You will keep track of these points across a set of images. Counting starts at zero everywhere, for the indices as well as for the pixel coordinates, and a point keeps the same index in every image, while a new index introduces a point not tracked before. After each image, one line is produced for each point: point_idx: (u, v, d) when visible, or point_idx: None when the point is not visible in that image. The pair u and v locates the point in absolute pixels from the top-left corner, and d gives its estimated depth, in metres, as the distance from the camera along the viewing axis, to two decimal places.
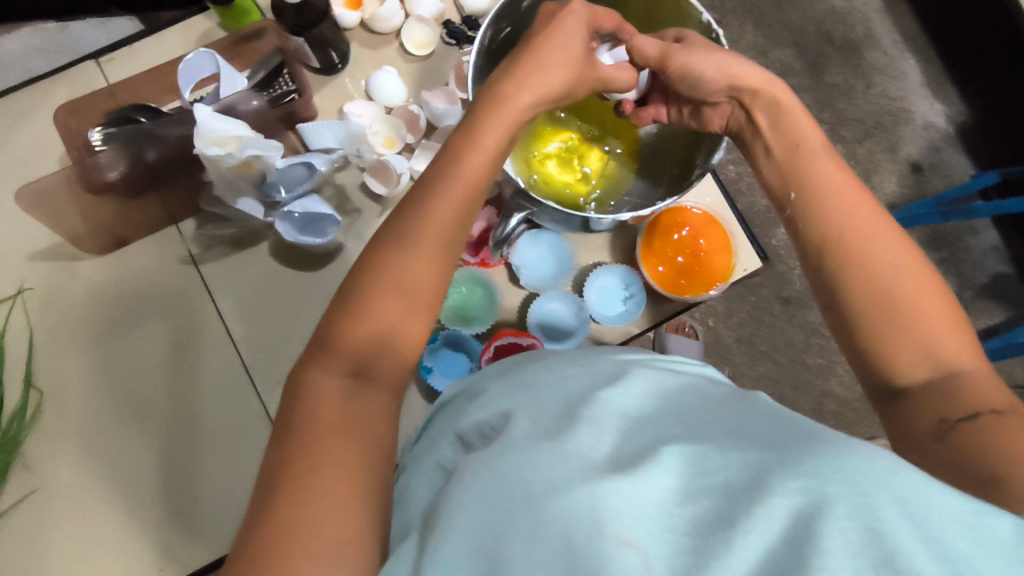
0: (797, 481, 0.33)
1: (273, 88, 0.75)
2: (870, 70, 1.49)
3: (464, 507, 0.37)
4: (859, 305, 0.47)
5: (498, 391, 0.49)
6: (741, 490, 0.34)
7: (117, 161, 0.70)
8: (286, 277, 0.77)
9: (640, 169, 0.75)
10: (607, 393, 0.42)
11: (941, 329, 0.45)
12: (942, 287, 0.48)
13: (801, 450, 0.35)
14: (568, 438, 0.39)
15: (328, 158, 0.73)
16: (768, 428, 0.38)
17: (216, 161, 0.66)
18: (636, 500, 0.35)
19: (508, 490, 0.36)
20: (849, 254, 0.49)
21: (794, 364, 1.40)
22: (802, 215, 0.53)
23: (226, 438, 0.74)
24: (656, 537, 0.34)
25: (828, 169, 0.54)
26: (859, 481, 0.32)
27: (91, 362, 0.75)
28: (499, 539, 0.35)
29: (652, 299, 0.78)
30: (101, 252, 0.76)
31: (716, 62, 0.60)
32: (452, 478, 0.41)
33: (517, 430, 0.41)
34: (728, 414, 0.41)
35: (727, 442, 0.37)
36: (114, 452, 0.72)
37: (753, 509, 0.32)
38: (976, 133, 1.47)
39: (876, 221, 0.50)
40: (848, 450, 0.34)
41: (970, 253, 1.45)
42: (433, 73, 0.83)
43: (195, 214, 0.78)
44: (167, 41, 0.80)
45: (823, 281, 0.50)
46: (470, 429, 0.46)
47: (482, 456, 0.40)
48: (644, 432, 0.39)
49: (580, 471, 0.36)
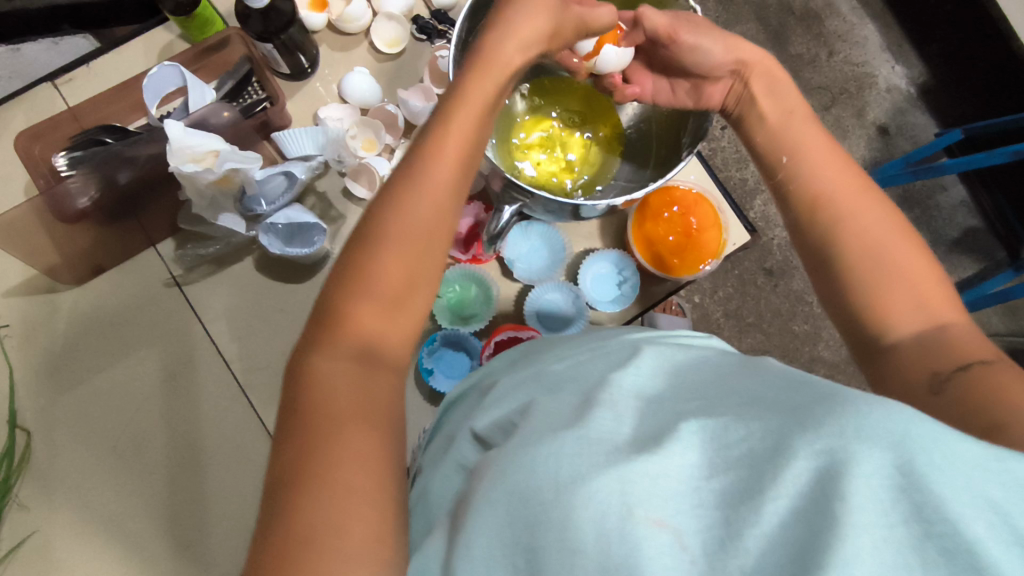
0: (819, 442, 0.31)
1: (244, 98, 0.74)
2: (832, 38, 1.51)
3: (493, 503, 0.36)
4: (847, 260, 0.50)
5: (512, 389, 0.48)
6: (765, 456, 0.32)
7: (88, 185, 0.66)
8: (275, 291, 0.76)
9: (625, 152, 0.75)
10: (618, 376, 0.41)
11: (925, 285, 0.47)
12: (922, 246, 0.50)
13: (824, 407, 0.33)
14: (587, 424, 0.37)
15: (308, 165, 0.71)
16: (786, 391, 0.36)
17: (194, 179, 0.63)
18: (659, 478, 0.33)
19: (533, 483, 0.35)
20: (836, 213, 0.52)
21: (782, 332, 1.41)
22: (794, 176, 0.55)
23: (231, 459, 0.72)
24: (687, 513, 0.32)
25: (812, 136, 0.58)
26: (881, 436, 0.30)
27: (80, 396, 0.72)
28: (533, 535, 0.34)
29: (646, 281, 0.78)
30: (79, 281, 0.73)
31: (718, 39, 0.64)
32: (475, 478, 0.40)
33: (538, 424, 0.40)
34: (744, 380, 0.39)
35: (747, 410, 0.35)
36: (114, 486, 0.70)
37: (779, 475, 0.31)
38: (938, 92, 1.50)
39: (856, 185, 0.53)
40: (869, 403, 0.32)
41: (941, 210, 1.49)
42: (408, 71, 0.81)
43: (173, 234, 0.76)
44: (127, 58, 0.77)
45: (813, 244, 0.52)
46: (487, 427, 0.46)
47: (504, 453, 0.39)
48: (661, 409, 0.38)
49: (602, 455, 0.35)
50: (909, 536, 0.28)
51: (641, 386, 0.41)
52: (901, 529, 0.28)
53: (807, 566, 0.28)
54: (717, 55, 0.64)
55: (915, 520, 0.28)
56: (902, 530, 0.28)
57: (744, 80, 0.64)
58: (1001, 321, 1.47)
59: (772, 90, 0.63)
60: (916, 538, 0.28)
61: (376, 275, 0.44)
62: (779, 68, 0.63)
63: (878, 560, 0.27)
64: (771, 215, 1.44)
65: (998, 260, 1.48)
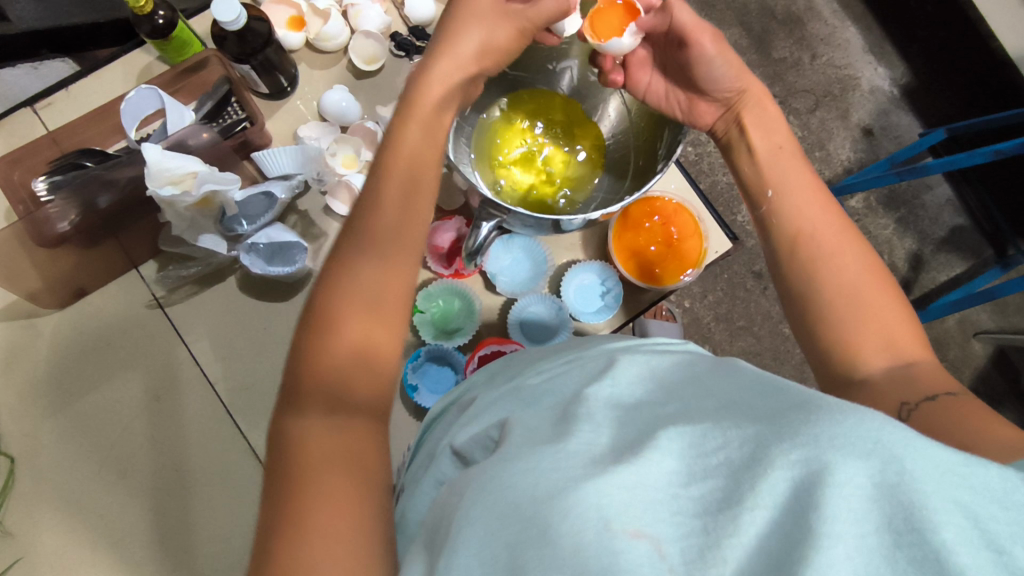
0: (797, 451, 0.31)
1: (223, 118, 0.72)
2: (814, 41, 1.52)
3: (472, 521, 0.35)
4: (824, 299, 0.49)
5: (491, 405, 0.48)
6: (742, 467, 0.32)
7: (68, 210, 0.66)
8: (258, 309, 0.76)
9: (606, 165, 0.75)
10: (596, 390, 0.41)
11: (895, 325, 0.47)
12: (895, 287, 0.50)
13: (797, 415, 0.33)
14: (567, 439, 0.37)
15: (287, 184, 0.72)
16: (762, 397, 0.37)
17: (172, 202, 0.64)
18: (636, 487, 0.33)
19: (511, 500, 0.35)
20: (814, 251, 0.52)
21: (773, 335, 1.42)
22: (777, 211, 0.55)
23: (217, 479, 0.72)
24: (666, 522, 0.32)
25: (798, 171, 0.57)
26: (855, 443, 0.30)
27: (64, 420, 0.72)
28: (512, 554, 0.33)
29: (629, 291, 0.78)
30: (61, 305, 0.73)
31: (727, 60, 0.61)
32: (452, 496, 0.40)
33: (516, 440, 0.39)
34: (720, 385, 0.40)
35: (723, 418, 0.36)
36: (100, 510, 0.70)
37: (756, 484, 0.30)
38: (921, 93, 1.51)
39: (836, 224, 0.53)
40: (844, 412, 0.32)
41: (928, 209, 1.49)
42: (387, 87, 0.82)
43: (156, 256, 0.76)
44: (107, 82, 0.78)
45: (790, 281, 0.52)
46: (466, 444, 0.45)
47: (483, 470, 0.38)
48: (639, 421, 0.38)
49: (579, 469, 0.35)
50: (882, 544, 0.28)
51: (618, 396, 0.41)
52: (873, 537, 0.28)
53: (784, 572, 0.28)
54: (726, 80, 0.61)
55: (888, 528, 0.28)
56: (874, 538, 0.28)
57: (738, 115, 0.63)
58: (990, 318, 1.48)
59: (762, 117, 0.61)
60: (888, 546, 0.28)
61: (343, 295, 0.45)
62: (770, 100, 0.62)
63: (854, 567, 0.27)
64: None
65: (985, 258, 1.49)
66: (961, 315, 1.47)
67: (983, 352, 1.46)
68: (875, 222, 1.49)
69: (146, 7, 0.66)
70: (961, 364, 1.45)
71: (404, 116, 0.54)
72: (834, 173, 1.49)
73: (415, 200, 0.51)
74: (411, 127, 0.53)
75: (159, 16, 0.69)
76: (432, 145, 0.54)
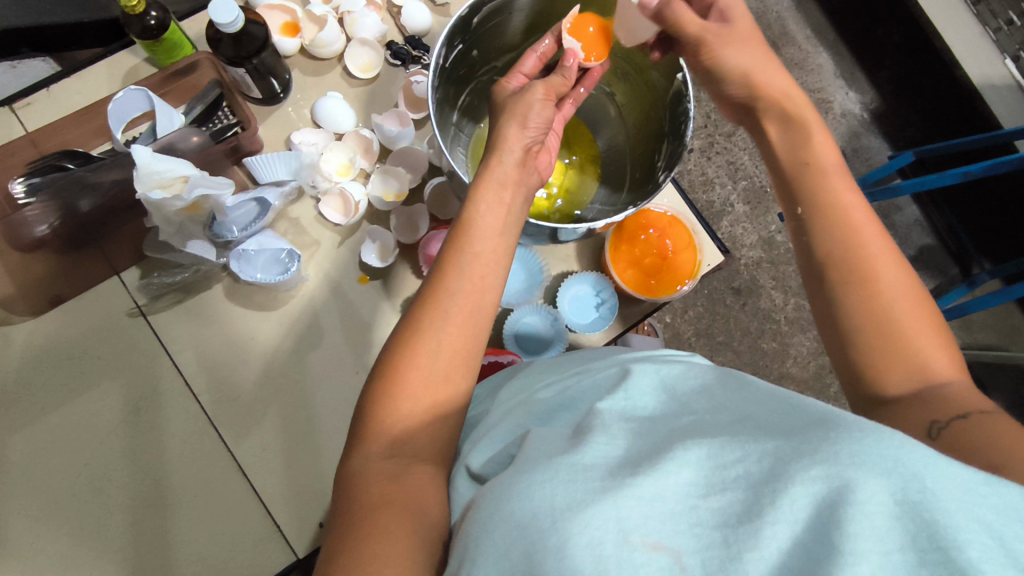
0: (818, 467, 0.30)
1: (213, 123, 0.72)
2: (789, 66, 1.57)
3: (490, 531, 0.33)
4: (858, 321, 0.48)
5: (502, 420, 0.47)
6: (762, 480, 0.32)
7: (47, 214, 0.64)
8: (247, 318, 0.74)
9: (602, 177, 0.77)
10: (608, 403, 0.41)
11: (935, 353, 0.46)
12: (935, 312, 0.48)
13: (814, 432, 0.33)
14: (582, 450, 0.36)
15: (281, 190, 0.72)
16: (777, 412, 0.37)
17: (161, 206, 0.62)
18: (654, 498, 0.32)
19: (529, 511, 0.33)
20: (853, 274, 0.49)
21: (752, 350, 1.43)
22: (811, 230, 0.52)
23: (200, 494, 0.69)
24: (684, 533, 0.31)
25: (840, 189, 0.52)
26: (877, 461, 0.30)
27: (36, 434, 0.68)
28: (530, 564, 0.31)
29: (623, 303, 0.78)
30: (37, 313, 0.70)
31: (747, 59, 0.59)
32: (470, 509, 0.38)
33: (528, 453, 0.38)
34: (734, 398, 0.40)
35: (738, 432, 0.35)
36: (73, 530, 0.66)
37: (777, 498, 0.30)
38: (890, 117, 1.57)
39: (880, 244, 0.50)
40: (863, 430, 0.32)
41: (897, 229, 1.55)
42: (382, 96, 0.81)
43: (139, 262, 0.73)
44: (91, 83, 0.75)
45: (822, 296, 0.50)
46: (478, 461, 0.44)
47: (497, 483, 0.37)
48: (655, 433, 0.37)
49: (596, 482, 0.33)
50: (907, 562, 0.27)
51: (630, 410, 0.40)
52: (898, 556, 0.27)
53: None
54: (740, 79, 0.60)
55: (912, 546, 0.28)
56: (899, 557, 0.27)
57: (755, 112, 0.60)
58: (956, 334, 1.52)
59: (788, 129, 0.57)
60: (913, 564, 0.27)
61: (407, 353, 0.46)
62: (792, 106, 0.57)
63: None
64: (738, 236, 1.47)
65: (952, 276, 1.54)
66: None
67: None
68: None
69: (139, 7, 0.64)
70: None
71: (475, 188, 0.53)
72: None
73: (483, 257, 0.50)
74: (488, 203, 0.52)
75: (150, 16, 0.68)
76: (502, 211, 0.53)
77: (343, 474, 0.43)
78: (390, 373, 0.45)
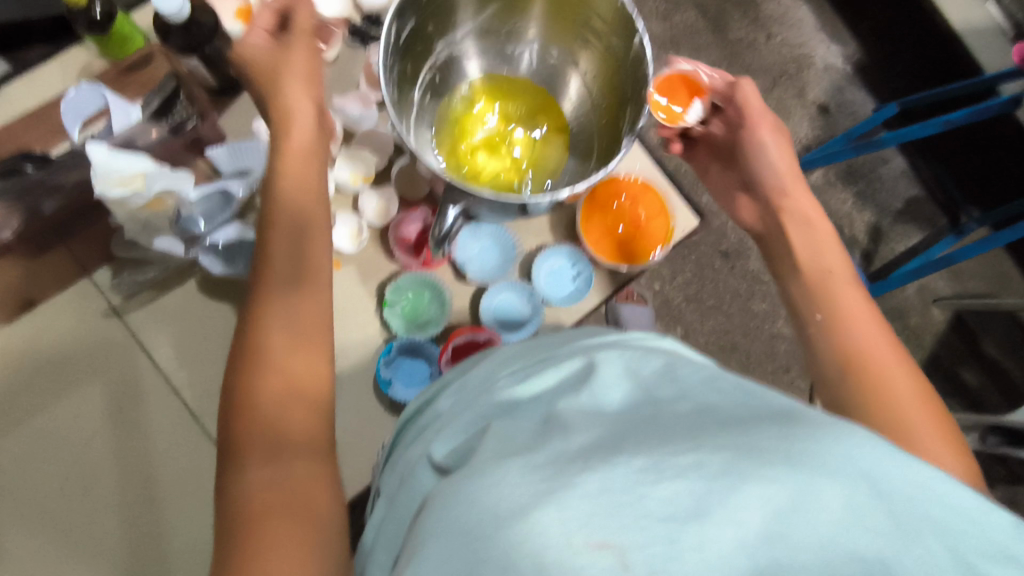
0: (774, 469, 0.30)
1: (173, 116, 0.71)
2: (769, 22, 1.54)
3: (438, 537, 0.32)
4: (865, 414, 0.48)
5: (464, 415, 0.46)
6: (715, 474, 0.31)
7: (9, 217, 0.63)
8: (222, 311, 0.73)
9: (570, 147, 0.75)
10: (570, 402, 0.40)
11: (949, 458, 0.44)
12: (958, 439, 0.47)
13: (770, 431, 0.33)
14: (538, 451, 0.35)
15: (246, 181, 0.70)
16: (741, 408, 0.36)
17: (122, 203, 0.62)
18: (600, 495, 0.30)
19: (475, 517, 0.32)
20: (864, 378, 0.50)
21: (742, 312, 1.44)
22: (823, 336, 0.54)
23: (186, 489, 0.70)
24: (630, 529, 0.29)
25: (856, 299, 0.55)
26: (833, 462, 0.30)
27: (20, 439, 0.68)
28: (472, 567, 0.30)
29: (601, 274, 0.78)
30: (11, 318, 0.70)
31: (777, 157, 0.69)
32: (425, 508, 0.37)
33: (490, 452, 0.37)
34: (699, 388, 0.39)
35: (698, 429, 0.35)
36: (66, 530, 0.67)
37: (728, 497, 0.29)
38: (872, 68, 1.55)
39: (888, 345, 0.51)
40: (823, 432, 0.32)
41: (884, 182, 1.53)
42: (343, 76, 0.79)
43: (109, 262, 0.73)
44: (45, 80, 0.74)
45: (829, 383, 0.52)
46: (443, 456, 0.43)
47: (452, 483, 0.36)
48: (614, 429, 0.37)
49: (542, 484, 0.32)
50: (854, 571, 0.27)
51: (592, 408, 0.39)
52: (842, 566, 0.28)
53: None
54: (775, 166, 0.69)
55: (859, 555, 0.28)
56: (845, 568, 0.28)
57: (777, 211, 0.66)
58: (946, 285, 1.52)
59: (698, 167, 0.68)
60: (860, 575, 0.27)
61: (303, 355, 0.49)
62: (813, 214, 0.64)
63: None
64: None
65: (940, 227, 1.53)
66: (919, 284, 1.51)
67: (941, 318, 1.51)
68: (835, 196, 1.52)
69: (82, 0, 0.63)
70: (920, 331, 1.50)
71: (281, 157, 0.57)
72: (793, 150, 1.52)
73: (309, 247, 0.53)
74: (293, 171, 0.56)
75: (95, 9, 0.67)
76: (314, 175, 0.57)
77: (247, 479, 0.41)
78: (286, 359, 0.48)
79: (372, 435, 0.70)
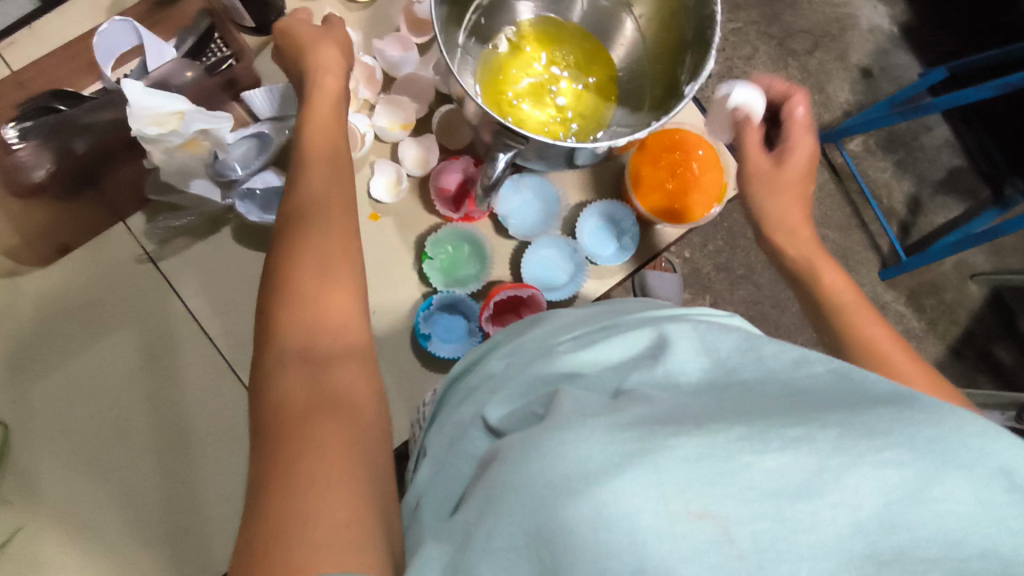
0: (890, 451, 0.29)
1: (208, 56, 0.69)
2: None
3: (517, 492, 0.31)
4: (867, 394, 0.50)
5: (520, 376, 0.45)
6: (828, 450, 0.29)
7: (42, 157, 0.66)
8: (255, 261, 0.71)
9: (619, 99, 0.71)
10: (646, 374, 0.39)
11: None
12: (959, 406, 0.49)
13: (880, 411, 0.31)
14: (621, 413, 0.34)
15: (281, 126, 0.68)
16: (834, 382, 0.35)
17: (160, 142, 0.61)
18: (699, 461, 0.29)
19: (558, 472, 0.30)
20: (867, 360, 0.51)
21: (773, 282, 1.40)
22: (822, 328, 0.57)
23: (220, 441, 0.69)
24: (733, 502, 0.28)
25: (845, 295, 0.58)
26: (958, 453, 0.29)
27: (55, 384, 0.68)
28: (556, 522, 0.29)
29: (644, 232, 0.75)
30: (44, 263, 0.68)
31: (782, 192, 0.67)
32: (491, 463, 0.36)
33: (566, 411, 0.36)
34: (785, 361, 0.37)
35: (796, 404, 0.33)
36: (101, 477, 0.67)
37: (844, 478, 0.28)
38: (920, 30, 1.47)
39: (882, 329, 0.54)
40: (938, 413, 0.31)
41: (926, 150, 1.47)
42: (381, 19, 0.75)
43: (144, 206, 0.70)
44: (73, 19, 0.71)
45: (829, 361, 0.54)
46: (503, 417, 0.42)
47: (523, 438, 0.34)
48: (699, 400, 0.35)
49: (633, 443, 0.30)
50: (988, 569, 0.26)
51: (669, 380, 0.38)
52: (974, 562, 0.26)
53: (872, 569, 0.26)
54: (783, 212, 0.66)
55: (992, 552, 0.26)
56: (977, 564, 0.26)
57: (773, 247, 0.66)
58: (986, 259, 1.47)
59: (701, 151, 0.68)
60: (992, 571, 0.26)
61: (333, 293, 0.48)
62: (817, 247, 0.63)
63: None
64: None
65: (983, 200, 1.47)
66: (958, 258, 1.47)
67: (979, 294, 1.46)
68: (874, 165, 1.47)
69: None
70: (956, 307, 1.45)
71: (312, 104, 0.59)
72: (832, 116, 1.46)
73: (333, 185, 0.54)
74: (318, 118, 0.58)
75: None
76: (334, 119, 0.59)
77: (290, 419, 0.40)
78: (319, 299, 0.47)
79: (408, 391, 0.68)
